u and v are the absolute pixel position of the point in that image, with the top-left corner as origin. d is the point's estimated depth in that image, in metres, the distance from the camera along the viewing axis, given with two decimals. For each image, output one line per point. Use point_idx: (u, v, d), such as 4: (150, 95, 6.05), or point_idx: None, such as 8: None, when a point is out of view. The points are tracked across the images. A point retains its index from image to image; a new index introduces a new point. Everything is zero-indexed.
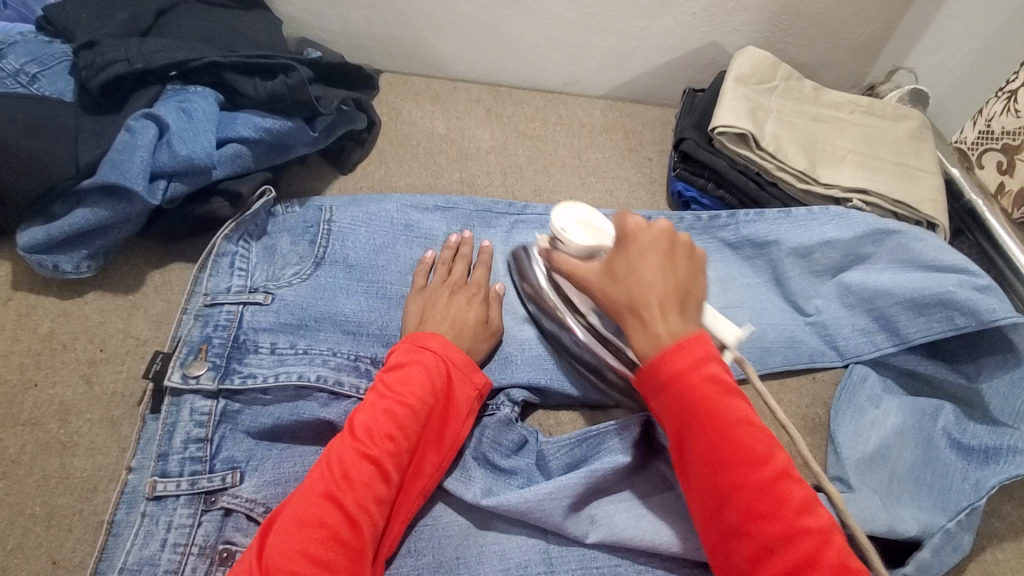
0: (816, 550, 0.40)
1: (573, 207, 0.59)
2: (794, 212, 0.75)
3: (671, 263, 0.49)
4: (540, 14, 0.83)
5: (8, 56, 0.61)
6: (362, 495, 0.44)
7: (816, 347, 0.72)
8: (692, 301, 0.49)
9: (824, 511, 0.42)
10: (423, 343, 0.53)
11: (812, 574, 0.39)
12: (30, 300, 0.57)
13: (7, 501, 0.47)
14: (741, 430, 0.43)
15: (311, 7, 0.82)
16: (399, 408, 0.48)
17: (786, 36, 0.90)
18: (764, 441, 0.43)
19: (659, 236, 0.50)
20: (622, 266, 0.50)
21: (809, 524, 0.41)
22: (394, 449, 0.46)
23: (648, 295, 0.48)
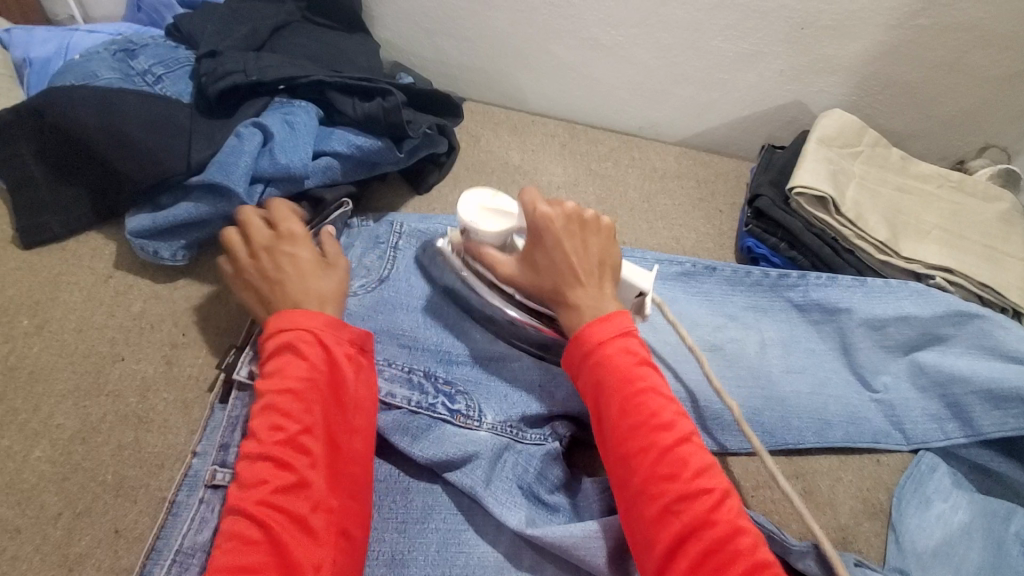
0: (711, 510, 0.43)
1: (474, 193, 0.60)
2: (870, 282, 0.72)
3: (580, 239, 0.56)
4: (625, 59, 0.84)
5: (140, 58, 0.69)
6: (264, 495, 0.44)
7: (881, 427, 0.67)
8: (607, 272, 0.55)
9: (722, 476, 0.46)
10: (281, 327, 0.51)
11: (706, 531, 0.42)
12: (129, 280, 0.62)
13: (82, 466, 0.50)
14: (648, 397, 0.47)
15: (408, 33, 0.87)
16: (280, 397, 0.48)
17: (874, 101, 0.88)
18: (669, 410, 0.47)
19: (568, 215, 0.56)
20: (541, 254, 0.55)
21: (706, 486, 0.44)
22: (284, 437, 0.46)
23: (568, 271, 0.54)
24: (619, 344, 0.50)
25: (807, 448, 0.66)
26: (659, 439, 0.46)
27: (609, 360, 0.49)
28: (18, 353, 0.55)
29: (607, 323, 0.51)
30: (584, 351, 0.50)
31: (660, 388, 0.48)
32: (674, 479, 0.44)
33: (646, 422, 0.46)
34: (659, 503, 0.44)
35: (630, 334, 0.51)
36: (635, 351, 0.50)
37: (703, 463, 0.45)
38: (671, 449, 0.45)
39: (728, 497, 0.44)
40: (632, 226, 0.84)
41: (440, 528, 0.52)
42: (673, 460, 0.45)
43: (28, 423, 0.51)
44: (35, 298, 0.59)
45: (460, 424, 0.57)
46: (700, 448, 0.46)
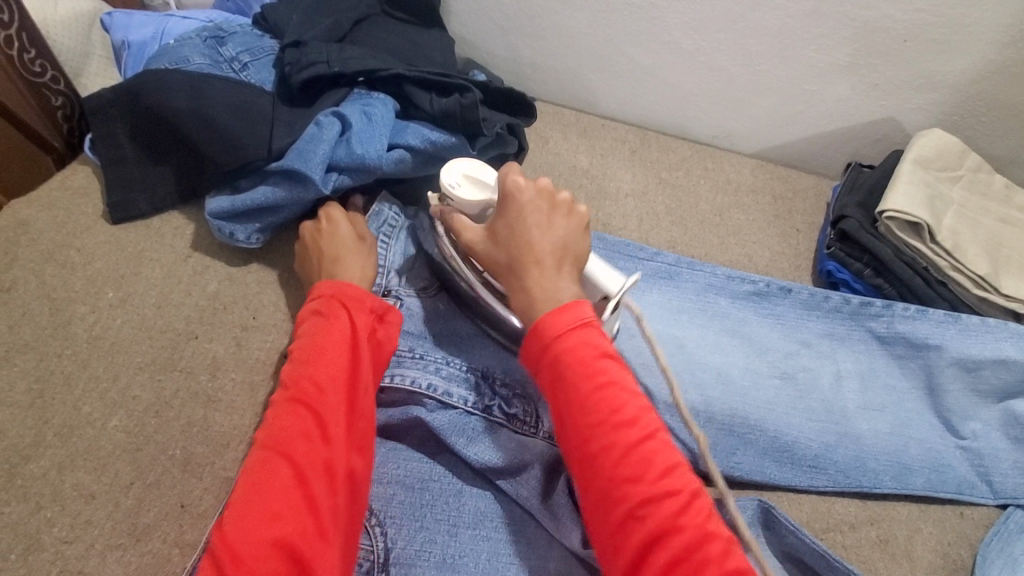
0: (676, 514, 0.40)
1: (459, 162, 0.58)
2: (964, 318, 0.66)
3: (549, 217, 0.52)
4: (705, 65, 0.81)
5: (228, 45, 0.71)
6: (287, 438, 0.45)
7: (966, 477, 0.62)
8: (572, 259, 0.51)
9: (691, 475, 0.43)
10: (319, 293, 0.54)
11: (672, 537, 0.40)
12: (206, 260, 0.64)
13: (154, 438, 0.52)
14: (608, 392, 0.44)
15: (483, 30, 0.87)
16: (308, 352, 0.50)
17: (976, 123, 0.81)
18: (632, 405, 0.44)
19: (538, 191, 0.53)
20: (503, 228, 0.52)
21: (671, 488, 0.41)
22: (310, 385, 0.48)
23: (525, 252, 0.50)
24: (579, 335, 0.46)
25: (884, 492, 0.61)
26: (623, 439, 0.43)
27: (568, 354, 0.45)
28: (103, 323, 0.57)
29: (563, 313, 0.47)
30: (542, 345, 0.46)
31: (622, 382, 0.45)
32: (637, 482, 0.41)
33: (607, 420, 0.44)
34: (623, 507, 0.41)
35: (591, 324, 0.47)
36: (595, 342, 0.46)
37: (671, 462, 0.42)
38: (635, 450, 0.42)
39: (696, 498, 0.42)
40: (702, 240, 0.80)
41: (490, 537, 0.51)
42: (637, 460, 0.42)
43: (108, 392, 0.53)
44: (121, 272, 0.61)
45: (516, 429, 0.56)
46: (666, 445, 0.43)
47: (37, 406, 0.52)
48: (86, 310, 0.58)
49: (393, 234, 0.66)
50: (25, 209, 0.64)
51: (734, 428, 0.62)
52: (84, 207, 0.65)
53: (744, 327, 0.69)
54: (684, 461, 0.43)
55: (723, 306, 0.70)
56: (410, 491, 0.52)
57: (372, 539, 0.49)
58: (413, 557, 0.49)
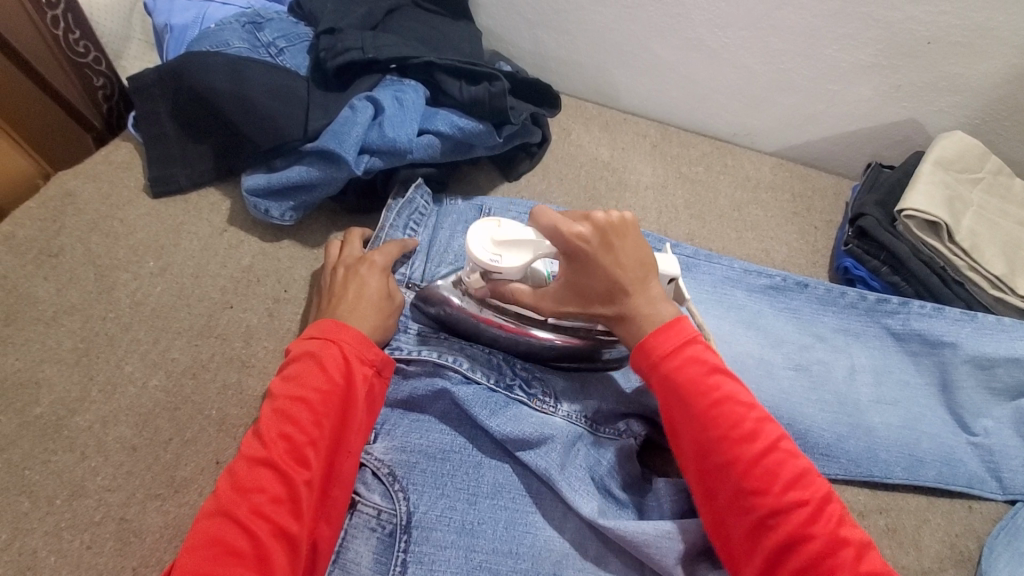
0: (807, 521, 0.42)
1: (479, 232, 0.54)
2: (981, 317, 0.67)
3: (618, 249, 0.51)
4: (728, 62, 0.82)
5: (266, 30, 0.73)
6: (257, 502, 0.44)
7: (976, 473, 0.63)
8: (653, 271, 0.52)
9: (820, 482, 0.45)
10: (308, 334, 0.52)
11: (806, 544, 0.42)
12: (241, 235, 0.66)
13: (191, 399, 0.55)
14: (726, 407, 0.46)
15: (510, 24, 0.89)
16: (292, 404, 0.48)
17: (1000, 127, 0.81)
18: (752, 418, 0.46)
19: (598, 230, 0.51)
20: (586, 277, 0.52)
21: (800, 497, 0.43)
22: (290, 447, 0.46)
23: (619, 292, 0.51)
24: (690, 352, 0.49)
25: (893, 482, 0.62)
26: (746, 451, 0.45)
27: (679, 371, 0.48)
28: (144, 290, 0.61)
29: (674, 331, 0.49)
30: (653, 361, 0.49)
31: (737, 395, 0.47)
32: (765, 494, 0.44)
33: (728, 434, 0.46)
34: (753, 517, 0.44)
35: (697, 341, 0.49)
36: (705, 358, 0.48)
37: (796, 473, 0.44)
38: (759, 462, 0.44)
39: (827, 504, 0.44)
40: (719, 234, 0.82)
41: (507, 505, 0.53)
42: (763, 472, 0.44)
43: (149, 353, 0.57)
44: (160, 242, 0.64)
45: (536, 407, 0.57)
46: (792, 454, 0.45)
47: (83, 363, 0.55)
48: (128, 277, 0.61)
49: (422, 222, 0.69)
50: (70, 180, 0.67)
51: None
52: (126, 180, 0.68)
53: (760, 320, 0.70)
54: (811, 468, 0.45)
55: (740, 298, 0.72)
56: (432, 460, 0.54)
57: (395, 502, 0.51)
58: (434, 521, 0.51)
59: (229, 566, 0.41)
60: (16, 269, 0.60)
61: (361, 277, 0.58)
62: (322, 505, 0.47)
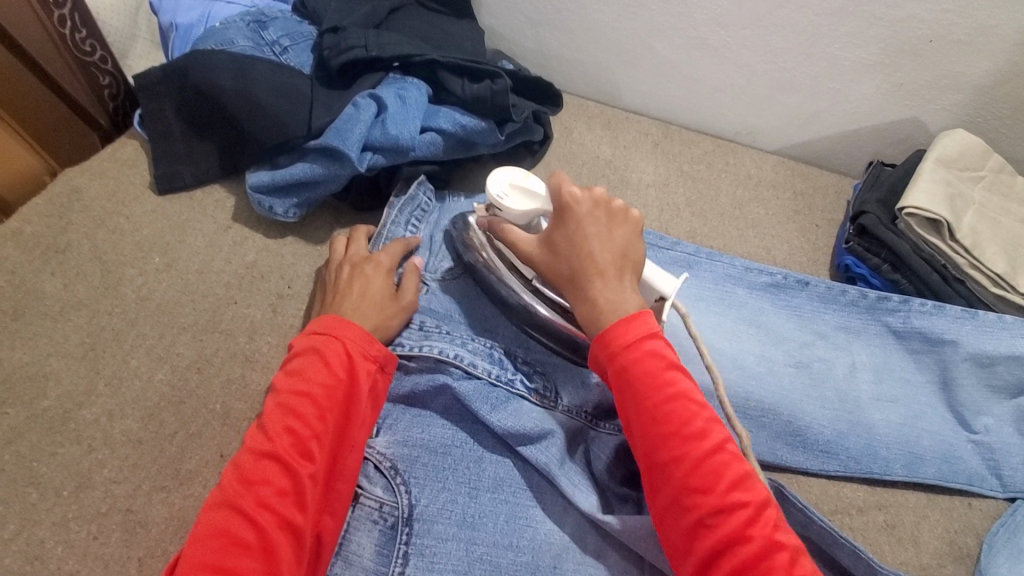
0: (746, 523, 0.42)
1: (502, 172, 0.59)
2: (982, 314, 0.67)
3: (607, 227, 0.54)
4: (730, 60, 0.82)
5: (270, 29, 0.74)
6: (262, 495, 0.44)
7: (977, 470, 0.63)
8: (630, 266, 0.53)
9: (761, 486, 0.45)
10: (311, 330, 0.53)
11: (742, 547, 0.42)
12: (245, 231, 0.67)
13: (196, 393, 0.56)
14: (678, 403, 0.46)
15: (512, 23, 0.89)
16: (296, 398, 0.48)
17: (1002, 125, 0.81)
18: (702, 417, 0.46)
19: (593, 201, 0.54)
20: (563, 242, 0.54)
21: (741, 499, 0.43)
22: (294, 441, 0.47)
23: (586, 265, 0.52)
24: (647, 347, 0.48)
25: (893, 479, 0.63)
26: (693, 449, 0.45)
27: (636, 364, 0.48)
28: (149, 286, 0.61)
29: (633, 324, 0.49)
30: (610, 353, 0.49)
31: (690, 393, 0.47)
32: (707, 493, 0.43)
33: (678, 431, 0.45)
34: (692, 516, 0.43)
35: (656, 336, 0.49)
36: (662, 354, 0.48)
37: (740, 475, 0.44)
38: (705, 460, 0.44)
39: (765, 509, 0.43)
40: (720, 232, 0.82)
41: (507, 500, 0.53)
42: (708, 471, 0.44)
43: (154, 348, 0.57)
44: (166, 238, 0.65)
45: (537, 403, 0.58)
46: (736, 457, 0.45)
47: (90, 357, 0.56)
48: (134, 272, 0.62)
49: (424, 219, 0.69)
50: (77, 177, 0.68)
51: (747, 411, 0.63)
52: (132, 177, 0.69)
53: (761, 317, 0.70)
54: (753, 472, 0.45)
55: (741, 296, 0.72)
56: (433, 454, 0.54)
57: (398, 496, 0.52)
58: (435, 514, 0.51)
59: (236, 558, 0.42)
60: (24, 265, 0.60)
61: (365, 277, 0.59)
62: (326, 497, 0.47)
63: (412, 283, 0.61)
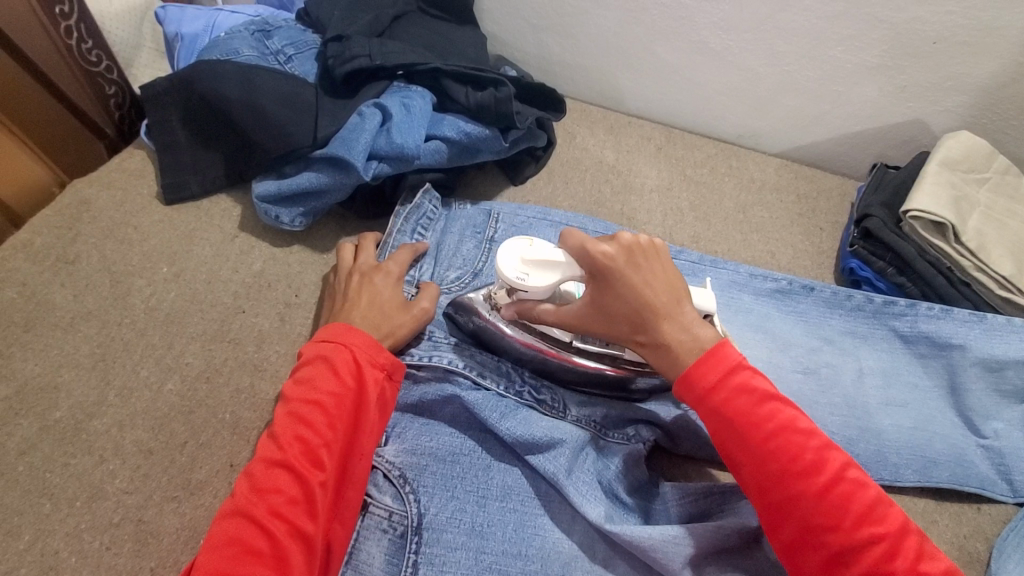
0: (885, 556, 0.42)
1: (513, 247, 0.55)
2: (989, 318, 0.67)
3: (647, 270, 0.51)
4: (733, 64, 0.82)
5: (275, 38, 0.74)
6: (274, 503, 0.45)
7: (986, 475, 0.63)
8: (683, 298, 0.52)
9: (894, 511, 0.44)
10: (319, 339, 0.53)
11: None
12: (252, 241, 0.67)
13: (205, 403, 0.56)
14: (782, 439, 0.46)
15: (515, 29, 0.89)
16: (306, 407, 0.49)
17: (1007, 126, 0.81)
18: (812, 449, 0.45)
19: (625, 250, 0.51)
20: (614, 300, 0.51)
21: (874, 531, 0.42)
22: (305, 449, 0.47)
23: (649, 318, 0.50)
24: (737, 383, 0.48)
25: (902, 484, 0.63)
26: (809, 485, 0.44)
27: (729, 404, 0.47)
28: (158, 296, 0.62)
29: (715, 362, 0.49)
30: (701, 394, 0.48)
31: (793, 424, 0.46)
32: (836, 529, 0.43)
33: (789, 468, 0.45)
34: (826, 554, 0.43)
35: (742, 368, 0.49)
36: (754, 388, 0.48)
37: (866, 505, 0.43)
38: (827, 495, 0.44)
39: (902, 536, 0.42)
40: (725, 236, 0.82)
41: (516, 508, 0.53)
42: (831, 507, 0.43)
43: (163, 358, 0.58)
44: (173, 248, 0.65)
45: (545, 412, 0.59)
46: (859, 484, 0.44)
47: (100, 368, 0.56)
48: (142, 283, 0.62)
49: (430, 227, 0.70)
50: (85, 189, 0.68)
51: None
52: (140, 188, 0.69)
53: (767, 322, 0.70)
54: (881, 497, 0.44)
55: (747, 301, 0.72)
56: (442, 463, 0.55)
57: (407, 504, 0.52)
58: (444, 522, 0.51)
59: (248, 565, 0.42)
60: (34, 277, 0.61)
61: (373, 287, 0.59)
62: (337, 505, 0.48)
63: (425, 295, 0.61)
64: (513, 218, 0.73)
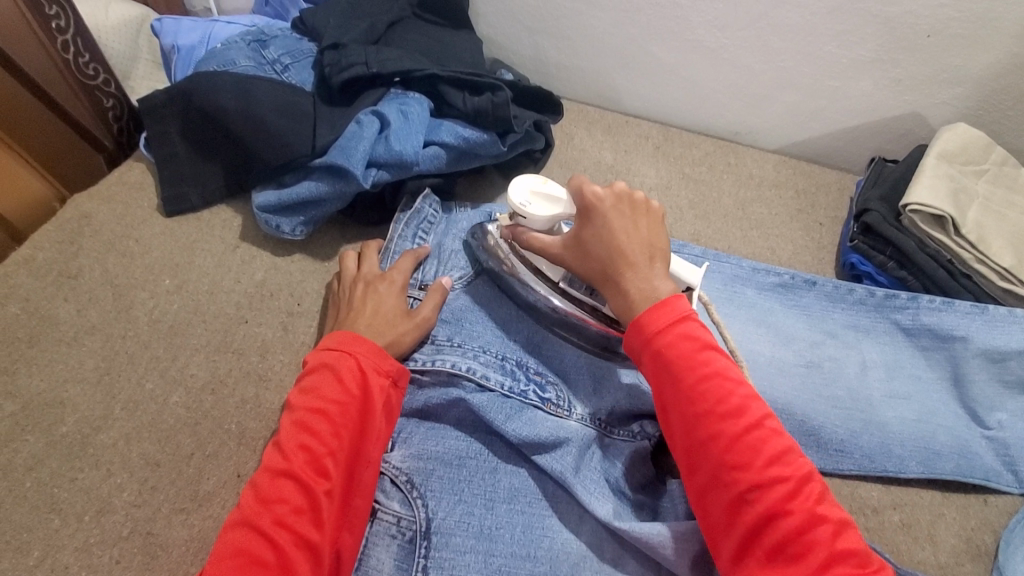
0: (788, 499, 0.42)
1: (525, 178, 0.59)
2: (991, 309, 0.67)
3: (631, 219, 0.54)
4: (728, 62, 0.82)
5: (271, 48, 0.74)
6: (280, 513, 0.45)
7: (992, 466, 0.63)
8: (659, 254, 0.53)
9: (804, 461, 0.44)
10: (323, 346, 0.54)
11: (782, 520, 0.42)
12: (253, 251, 0.68)
13: (211, 414, 0.56)
14: (713, 383, 0.46)
15: (511, 32, 0.90)
16: (311, 415, 0.49)
17: (1004, 117, 0.81)
18: (740, 396, 0.46)
19: (616, 197, 0.54)
20: (590, 239, 0.54)
21: (782, 475, 0.43)
22: (310, 458, 0.47)
23: (617, 259, 0.52)
24: (679, 330, 0.48)
25: (909, 476, 0.63)
26: (730, 427, 0.45)
27: (668, 347, 0.48)
28: (161, 308, 0.62)
29: (663, 310, 0.49)
30: (644, 338, 0.49)
31: (726, 372, 0.47)
32: (745, 469, 0.43)
33: (715, 410, 0.45)
34: (732, 493, 0.43)
35: (689, 318, 0.49)
36: (695, 336, 0.48)
37: (780, 451, 0.44)
38: (744, 437, 0.44)
39: (806, 483, 0.43)
40: (725, 234, 0.82)
41: (523, 510, 0.53)
42: (745, 448, 0.44)
43: (168, 370, 0.58)
44: (175, 260, 0.65)
45: (551, 412, 0.58)
46: (777, 433, 0.45)
47: (106, 382, 0.57)
48: (145, 295, 0.62)
49: (430, 231, 0.70)
50: (86, 203, 0.68)
51: None
52: (140, 201, 0.69)
53: (770, 319, 0.70)
54: (795, 447, 0.45)
55: (750, 298, 0.72)
56: (448, 467, 0.55)
57: (414, 509, 0.52)
58: (452, 527, 0.51)
59: None
60: (37, 292, 0.61)
61: (377, 295, 0.60)
62: (344, 514, 0.48)
63: (431, 302, 0.61)
64: None
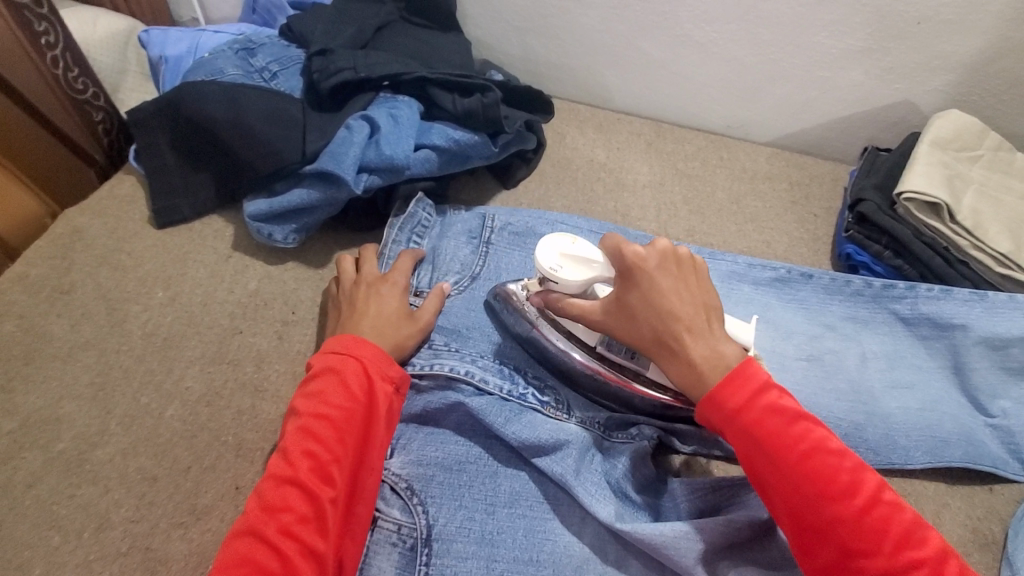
0: None
1: (556, 239, 0.56)
2: (990, 296, 0.67)
3: (679, 278, 0.51)
4: (718, 56, 0.82)
5: (258, 55, 0.74)
6: (285, 522, 0.44)
7: (997, 454, 0.63)
8: (712, 314, 0.51)
9: (932, 534, 0.42)
10: (325, 351, 0.53)
11: None
12: (246, 260, 0.67)
13: (208, 426, 0.56)
14: (815, 459, 0.44)
15: (499, 33, 0.89)
16: (314, 420, 0.49)
17: (996, 103, 0.81)
18: (847, 470, 0.43)
19: (662, 254, 0.51)
20: (638, 302, 0.51)
21: (916, 556, 0.40)
22: (315, 465, 0.47)
23: (672, 325, 0.49)
24: (765, 402, 0.46)
25: (914, 467, 0.62)
26: (845, 508, 0.42)
27: (757, 424, 0.45)
28: (155, 321, 0.61)
29: (742, 383, 0.47)
30: (727, 415, 0.46)
31: (823, 444, 0.44)
32: (876, 555, 0.41)
33: (825, 490, 0.43)
34: None
35: (770, 387, 0.47)
36: (783, 407, 0.46)
37: (905, 528, 0.41)
38: (864, 518, 0.42)
39: (944, 560, 0.41)
40: (720, 228, 0.82)
41: (525, 514, 0.53)
42: (869, 530, 0.41)
43: (163, 384, 0.58)
44: (168, 273, 0.65)
45: (549, 414, 0.58)
46: (895, 506, 0.43)
47: (101, 397, 0.56)
48: (138, 309, 0.62)
49: (424, 235, 0.70)
50: (77, 218, 0.68)
51: None
52: (132, 214, 0.69)
53: (768, 312, 0.70)
54: (918, 519, 0.42)
55: (746, 292, 0.71)
56: (448, 472, 0.54)
57: (415, 516, 0.52)
58: (454, 532, 0.51)
59: None
60: (30, 309, 0.61)
61: (371, 300, 0.59)
62: (348, 522, 0.47)
63: (430, 305, 0.61)
64: (509, 221, 0.72)
